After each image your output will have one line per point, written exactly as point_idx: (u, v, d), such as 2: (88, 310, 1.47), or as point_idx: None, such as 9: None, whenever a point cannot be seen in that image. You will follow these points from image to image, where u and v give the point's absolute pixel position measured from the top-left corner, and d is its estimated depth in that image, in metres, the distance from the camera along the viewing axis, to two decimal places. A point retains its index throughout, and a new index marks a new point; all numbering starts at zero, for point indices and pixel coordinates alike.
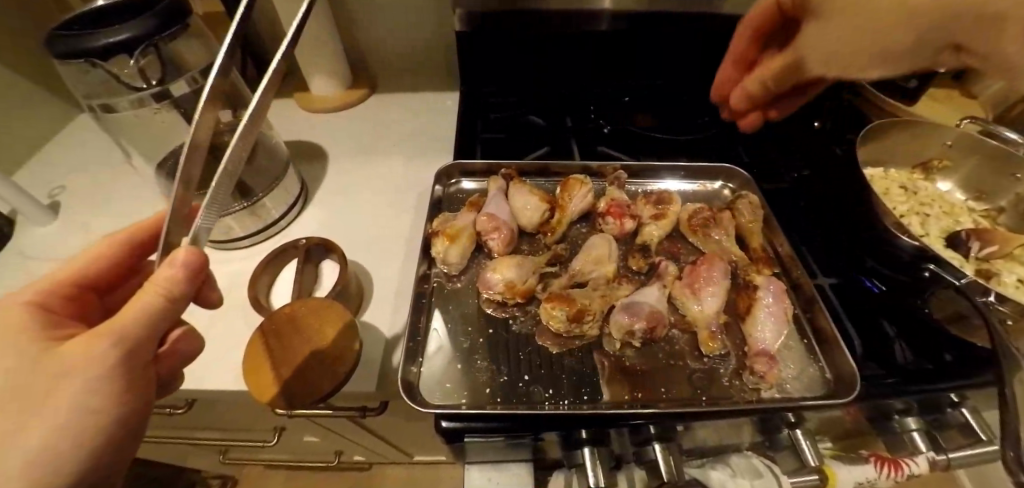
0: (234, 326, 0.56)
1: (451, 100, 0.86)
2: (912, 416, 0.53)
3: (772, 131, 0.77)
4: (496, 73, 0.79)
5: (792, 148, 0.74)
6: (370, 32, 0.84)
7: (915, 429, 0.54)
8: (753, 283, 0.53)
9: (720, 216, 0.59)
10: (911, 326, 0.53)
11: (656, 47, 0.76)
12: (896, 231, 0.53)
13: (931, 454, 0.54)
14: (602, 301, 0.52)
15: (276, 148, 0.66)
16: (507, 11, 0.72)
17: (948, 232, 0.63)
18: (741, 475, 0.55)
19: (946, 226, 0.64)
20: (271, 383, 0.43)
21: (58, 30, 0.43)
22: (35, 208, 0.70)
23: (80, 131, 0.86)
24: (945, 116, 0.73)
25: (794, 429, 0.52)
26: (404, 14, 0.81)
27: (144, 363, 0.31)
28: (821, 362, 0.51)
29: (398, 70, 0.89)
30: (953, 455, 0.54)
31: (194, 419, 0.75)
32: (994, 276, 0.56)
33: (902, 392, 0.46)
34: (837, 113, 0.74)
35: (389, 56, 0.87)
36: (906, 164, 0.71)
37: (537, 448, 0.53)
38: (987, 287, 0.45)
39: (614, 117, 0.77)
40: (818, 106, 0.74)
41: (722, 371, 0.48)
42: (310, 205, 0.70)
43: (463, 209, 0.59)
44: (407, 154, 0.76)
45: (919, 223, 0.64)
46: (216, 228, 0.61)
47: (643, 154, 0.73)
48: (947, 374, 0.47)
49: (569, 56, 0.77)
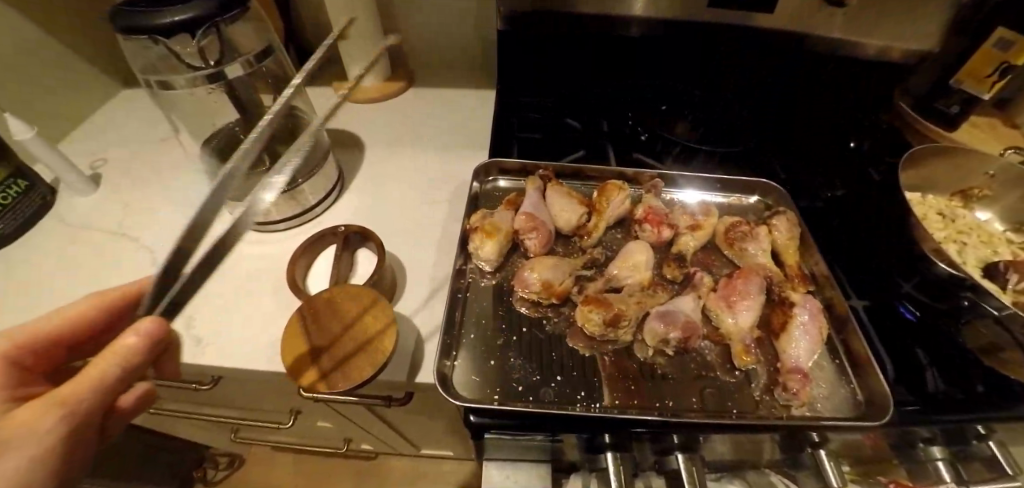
0: (268, 308, 0.57)
1: (487, 98, 0.87)
2: (938, 445, 0.51)
3: (808, 148, 0.76)
4: (534, 74, 0.80)
5: (826, 167, 0.73)
6: (412, 26, 0.85)
7: (940, 458, 0.53)
8: (790, 299, 0.53)
9: (757, 231, 0.59)
10: (944, 355, 0.51)
11: (656, 48, 0.75)
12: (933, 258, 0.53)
13: None
14: (637, 307, 0.52)
15: (319, 134, 0.67)
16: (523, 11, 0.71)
17: (985, 262, 0.62)
18: None
19: (983, 255, 0.63)
20: (309, 365, 0.44)
21: (123, 5, 0.44)
22: (77, 179, 0.72)
23: (124, 107, 0.89)
24: (988, 144, 0.71)
25: (818, 449, 0.51)
26: (447, 9, 0.82)
27: (89, 431, 0.31)
28: (853, 383, 0.50)
29: (435, 65, 0.90)
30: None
31: (215, 396, 0.76)
32: None
33: (938, 420, 0.45)
34: (876, 135, 0.73)
35: (428, 50, 0.88)
36: (946, 191, 0.70)
37: (557, 449, 0.53)
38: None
39: (650, 124, 0.78)
40: (857, 127, 0.74)
41: (753, 385, 0.48)
42: (346, 193, 0.71)
43: (501, 207, 0.60)
44: (442, 148, 0.77)
45: (955, 250, 0.63)
46: (255, 210, 0.62)
47: (674, 162, 0.74)
48: (975, 406, 0.46)
49: (569, 56, 0.77)
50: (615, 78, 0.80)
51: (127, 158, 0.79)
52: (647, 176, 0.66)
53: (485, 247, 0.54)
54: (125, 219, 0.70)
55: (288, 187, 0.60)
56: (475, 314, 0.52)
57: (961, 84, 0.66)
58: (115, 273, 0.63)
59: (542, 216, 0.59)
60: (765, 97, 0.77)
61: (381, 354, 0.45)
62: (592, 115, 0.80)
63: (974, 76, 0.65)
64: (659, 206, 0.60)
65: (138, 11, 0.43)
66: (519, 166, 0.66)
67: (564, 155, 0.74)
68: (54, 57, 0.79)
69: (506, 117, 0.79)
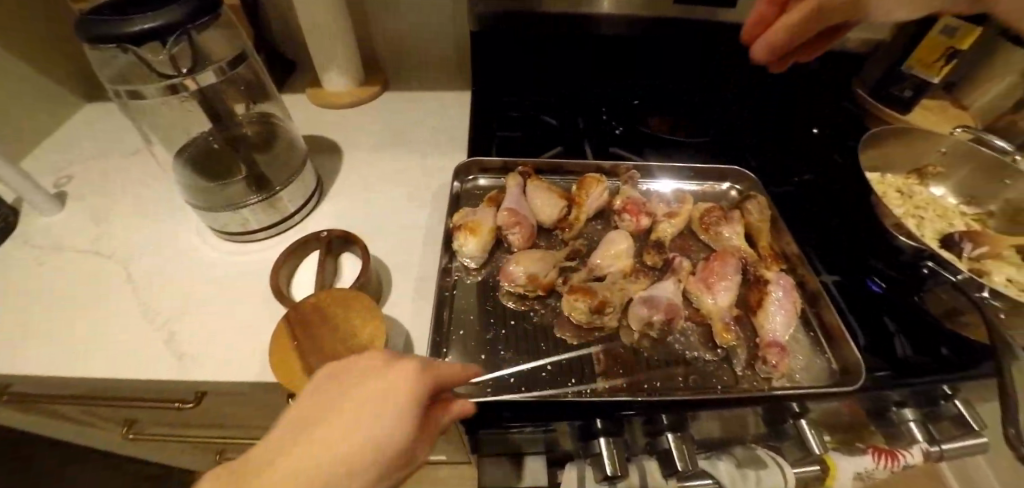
0: (253, 318, 0.56)
1: (463, 99, 0.88)
2: (910, 407, 0.54)
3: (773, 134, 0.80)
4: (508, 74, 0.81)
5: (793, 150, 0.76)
6: (385, 31, 0.85)
7: (913, 420, 0.56)
8: (765, 278, 0.55)
9: (730, 215, 0.61)
10: (910, 323, 0.54)
11: (656, 48, 0.76)
12: (894, 232, 0.56)
13: (926, 445, 0.57)
14: (621, 293, 0.54)
15: (295, 141, 0.66)
16: (512, 11, 0.73)
17: (942, 234, 0.66)
18: (747, 465, 0.56)
19: (940, 228, 0.67)
20: (299, 370, 0.44)
21: (90, 13, 0.44)
22: (42, 198, 0.69)
23: (88, 123, 0.86)
24: (938, 124, 0.76)
25: (799, 420, 0.53)
26: (419, 13, 0.83)
27: None
28: (827, 354, 0.53)
29: (410, 69, 0.91)
30: (945, 447, 0.56)
31: (200, 414, 0.73)
32: (985, 276, 0.58)
33: (907, 382, 0.48)
34: (835, 121, 0.77)
35: (402, 54, 0.89)
36: (902, 170, 0.74)
37: (551, 439, 0.53)
38: (982, 283, 0.49)
39: (626, 118, 0.80)
40: (820, 113, 0.78)
41: (736, 362, 0.50)
42: (326, 199, 0.71)
43: (483, 204, 0.61)
44: (422, 150, 0.77)
45: (915, 225, 0.67)
46: (232, 221, 0.61)
47: (652, 155, 0.76)
48: (945, 368, 0.48)
49: (569, 56, 0.78)
50: (606, 77, 0.81)
51: (94, 175, 0.77)
52: (623, 168, 0.68)
53: (469, 245, 0.55)
54: (97, 236, 0.68)
55: (267, 194, 0.60)
56: (463, 310, 0.53)
57: (912, 70, 0.70)
58: (89, 291, 0.61)
59: (524, 211, 0.60)
60: (765, 97, 0.79)
61: (370, 352, 0.45)
62: (583, 114, 0.81)
63: (923, 61, 0.69)
64: (635, 197, 0.62)
65: (105, 19, 0.42)
66: (498, 164, 0.67)
67: (543, 152, 0.76)
68: (12, 73, 0.76)
69: (487, 118, 0.80)
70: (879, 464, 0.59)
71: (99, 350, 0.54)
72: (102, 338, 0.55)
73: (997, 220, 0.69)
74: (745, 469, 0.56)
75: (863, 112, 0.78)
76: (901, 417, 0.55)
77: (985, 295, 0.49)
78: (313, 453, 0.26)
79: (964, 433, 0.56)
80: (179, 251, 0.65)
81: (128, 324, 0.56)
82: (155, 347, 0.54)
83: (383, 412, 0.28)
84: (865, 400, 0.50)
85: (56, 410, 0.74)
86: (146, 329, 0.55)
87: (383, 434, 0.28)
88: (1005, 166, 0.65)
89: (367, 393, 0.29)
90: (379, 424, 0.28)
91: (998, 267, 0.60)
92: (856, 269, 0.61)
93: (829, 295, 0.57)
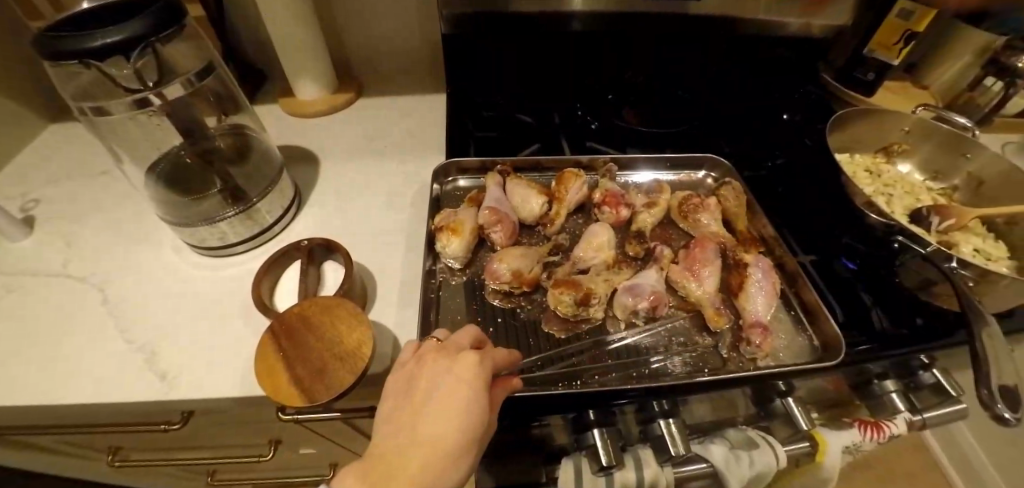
0: (236, 333, 0.55)
1: (440, 101, 0.88)
2: (890, 378, 0.56)
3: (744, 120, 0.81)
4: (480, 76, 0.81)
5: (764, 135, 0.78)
6: (357, 37, 0.85)
7: (895, 391, 0.57)
8: (744, 261, 0.56)
9: (708, 202, 0.62)
10: (885, 296, 0.55)
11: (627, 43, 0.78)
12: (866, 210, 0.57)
13: (909, 415, 0.57)
14: (606, 285, 0.54)
15: (270, 151, 0.65)
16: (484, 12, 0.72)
17: (910, 209, 0.68)
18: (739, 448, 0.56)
19: (909, 203, 0.70)
20: (288, 382, 0.43)
21: (48, 30, 0.43)
22: (8, 223, 0.67)
23: (53, 145, 0.83)
24: (901, 104, 0.79)
25: (787, 398, 0.54)
26: (391, 17, 0.83)
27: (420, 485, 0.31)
28: (809, 332, 0.54)
29: (384, 74, 0.91)
30: (927, 415, 0.57)
31: (187, 434, 0.72)
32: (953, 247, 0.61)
33: (884, 355, 0.49)
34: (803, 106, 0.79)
35: (376, 59, 0.89)
36: (870, 149, 0.76)
37: (545, 434, 0.53)
38: (950, 254, 0.50)
39: (602, 112, 0.80)
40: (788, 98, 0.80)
41: (721, 344, 0.50)
42: (305, 208, 0.70)
43: (464, 205, 0.61)
44: (400, 154, 0.77)
45: (884, 202, 0.69)
46: (209, 235, 0.59)
47: (629, 146, 0.76)
48: (921, 338, 0.50)
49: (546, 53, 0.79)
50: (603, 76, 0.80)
51: (63, 197, 0.75)
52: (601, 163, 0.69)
53: (451, 245, 0.55)
54: (68, 260, 0.66)
55: (243, 207, 0.58)
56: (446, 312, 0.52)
57: (874, 54, 0.73)
58: (64, 315, 0.59)
59: (506, 210, 0.60)
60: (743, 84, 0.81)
61: (357, 358, 0.45)
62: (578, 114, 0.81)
63: (883, 44, 0.72)
64: (613, 190, 0.63)
65: (63, 36, 0.41)
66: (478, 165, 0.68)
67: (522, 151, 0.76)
68: None
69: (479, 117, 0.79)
70: (865, 436, 0.58)
71: (86, 362, 0.53)
72: (89, 348, 0.55)
73: (963, 193, 0.71)
74: (738, 451, 0.56)
75: (831, 95, 0.81)
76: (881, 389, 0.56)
77: (954, 266, 0.51)
78: (420, 443, 0.29)
79: (944, 400, 0.57)
80: (155, 270, 0.64)
81: (105, 347, 0.55)
82: (136, 368, 0.52)
83: (457, 389, 0.32)
84: (847, 374, 0.51)
85: (34, 443, 0.71)
86: (126, 351, 0.54)
87: (470, 404, 0.31)
88: (964, 141, 0.68)
89: (449, 385, 0.32)
90: (460, 399, 0.31)
91: (965, 237, 0.63)
92: (831, 247, 0.62)
93: (806, 273, 0.59)
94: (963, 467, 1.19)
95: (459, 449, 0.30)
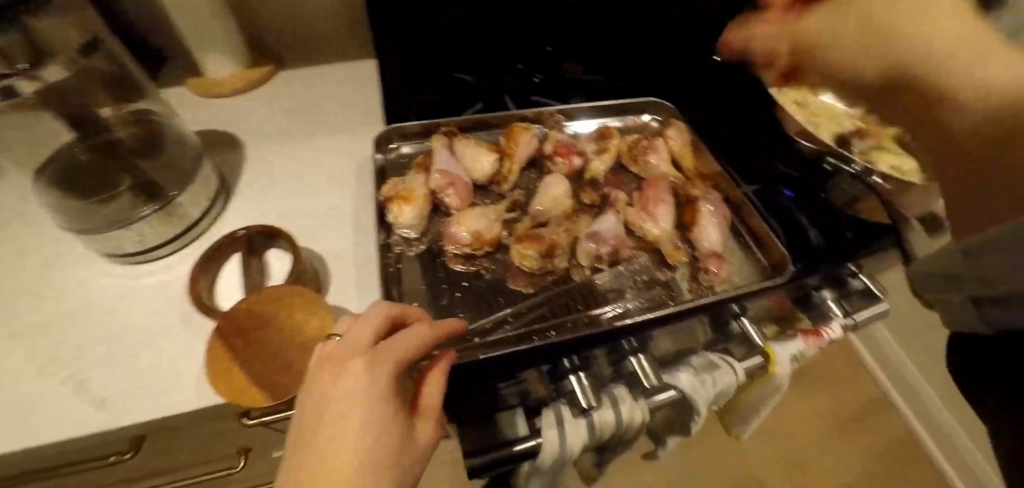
0: (180, 341, 0.51)
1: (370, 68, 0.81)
2: (828, 289, 0.62)
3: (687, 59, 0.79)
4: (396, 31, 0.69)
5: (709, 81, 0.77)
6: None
7: (831, 297, 0.62)
8: (694, 196, 0.59)
9: (655, 144, 0.64)
10: (820, 215, 0.60)
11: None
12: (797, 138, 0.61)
13: (844, 320, 0.61)
14: (567, 235, 0.55)
15: (185, 135, 0.58)
16: None
17: (835, 135, 0.73)
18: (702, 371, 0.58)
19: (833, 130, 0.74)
20: (247, 383, 0.40)
21: None
22: None
23: None
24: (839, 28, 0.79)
25: (741, 321, 0.59)
26: None
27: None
28: (756, 253, 0.58)
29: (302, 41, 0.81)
30: (860, 317, 0.61)
31: (141, 461, 0.66)
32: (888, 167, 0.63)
33: (816, 270, 0.54)
34: None
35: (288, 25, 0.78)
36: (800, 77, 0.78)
37: (527, 386, 0.55)
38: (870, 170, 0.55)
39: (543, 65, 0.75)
40: None
41: (682, 277, 0.53)
42: (236, 198, 0.64)
43: (412, 171, 0.59)
44: (335, 129, 0.71)
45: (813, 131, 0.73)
46: (125, 239, 0.53)
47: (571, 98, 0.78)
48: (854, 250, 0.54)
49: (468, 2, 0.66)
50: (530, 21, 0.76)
51: None
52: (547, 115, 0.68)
53: (406, 215, 0.53)
54: None
55: (161, 203, 0.52)
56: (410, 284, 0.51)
57: None
58: None
59: (456, 172, 0.58)
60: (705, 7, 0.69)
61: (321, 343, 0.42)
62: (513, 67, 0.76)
63: None
64: (562, 141, 0.63)
65: None
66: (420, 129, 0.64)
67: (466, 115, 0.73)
68: None
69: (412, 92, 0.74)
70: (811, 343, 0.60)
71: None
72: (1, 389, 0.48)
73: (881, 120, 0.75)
74: (701, 374, 0.57)
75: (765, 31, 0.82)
76: (820, 297, 0.62)
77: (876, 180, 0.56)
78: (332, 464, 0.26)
79: (873, 302, 0.62)
80: (68, 288, 0.56)
81: (22, 383, 0.48)
82: (67, 399, 0.47)
83: (356, 400, 0.28)
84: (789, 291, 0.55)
85: None
86: (50, 383, 0.48)
87: (372, 409, 0.28)
88: None
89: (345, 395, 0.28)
90: (359, 408, 0.28)
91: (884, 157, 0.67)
92: (769, 176, 0.66)
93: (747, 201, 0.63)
94: (883, 358, 1.38)
95: (379, 459, 0.27)
